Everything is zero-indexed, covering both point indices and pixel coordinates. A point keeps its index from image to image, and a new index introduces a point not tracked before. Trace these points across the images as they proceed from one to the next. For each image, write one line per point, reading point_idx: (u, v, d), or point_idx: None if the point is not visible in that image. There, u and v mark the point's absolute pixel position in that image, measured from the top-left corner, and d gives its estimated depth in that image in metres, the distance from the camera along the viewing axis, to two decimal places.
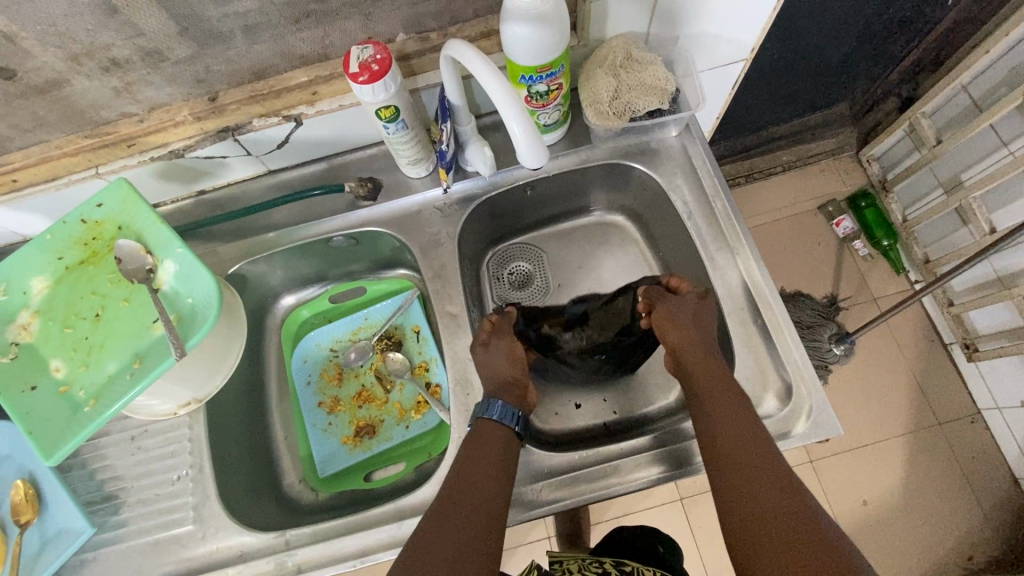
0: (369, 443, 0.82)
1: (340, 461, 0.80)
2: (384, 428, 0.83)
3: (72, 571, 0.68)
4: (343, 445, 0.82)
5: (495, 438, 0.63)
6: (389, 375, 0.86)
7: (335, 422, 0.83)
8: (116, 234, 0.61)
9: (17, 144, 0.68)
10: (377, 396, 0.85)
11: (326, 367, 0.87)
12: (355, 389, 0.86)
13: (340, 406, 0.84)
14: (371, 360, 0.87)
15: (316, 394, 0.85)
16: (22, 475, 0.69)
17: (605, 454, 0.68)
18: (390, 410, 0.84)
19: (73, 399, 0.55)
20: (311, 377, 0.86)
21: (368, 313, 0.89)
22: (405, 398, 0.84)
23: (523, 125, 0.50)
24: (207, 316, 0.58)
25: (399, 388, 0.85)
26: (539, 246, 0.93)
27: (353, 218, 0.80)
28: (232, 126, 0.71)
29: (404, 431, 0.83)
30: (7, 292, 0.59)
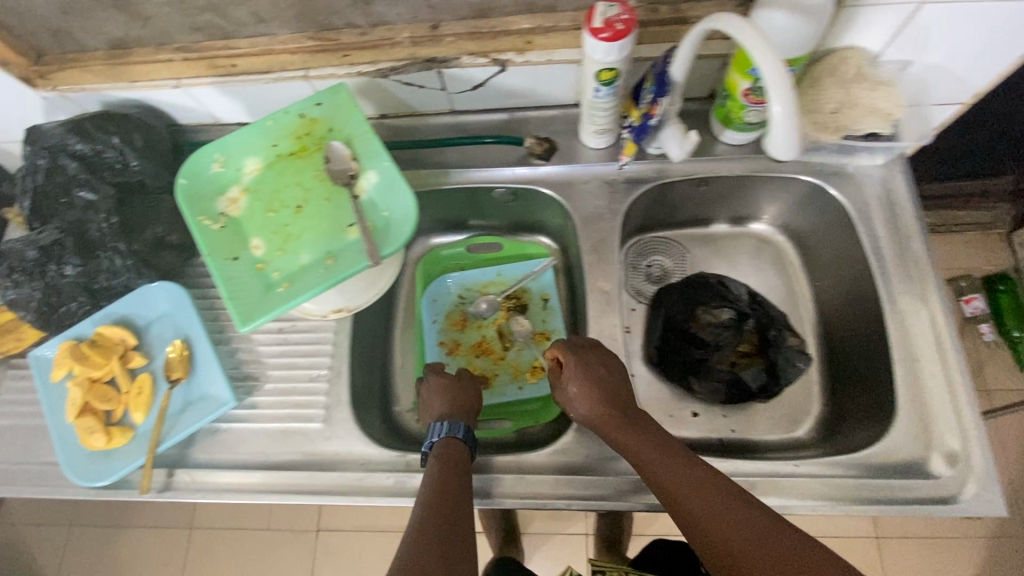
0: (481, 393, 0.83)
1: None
2: (496, 382, 0.84)
3: (204, 436, 0.72)
4: None
5: (454, 454, 0.64)
6: (510, 334, 0.86)
7: (451, 364, 0.85)
8: (328, 135, 0.64)
9: (248, 33, 0.72)
10: (495, 350, 0.86)
11: (452, 311, 0.89)
12: (476, 338, 0.87)
13: (459, 351, 0.86)
14: (496, 316, 0.88)
15: (439, 333, 0.87)
16: (179, 336, 0.74)
17: (744, 470, 0.63)
18: (505, 368, 0.85)
19: (267, 278, 0.59)
20: (436, 317, 0.88)
21: (501, 271, 0.90)
22: (522, 360, 0.85)
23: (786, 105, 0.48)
24: (402, 231, 0.60)
25: (518, 349, 0.86)
26: (683, 245, 0.90)
27: (521, 173, 0.81)
28: (440, 58, 0.71)
29: (516, 391, 0.83)
30: (225, 164, 0.62)
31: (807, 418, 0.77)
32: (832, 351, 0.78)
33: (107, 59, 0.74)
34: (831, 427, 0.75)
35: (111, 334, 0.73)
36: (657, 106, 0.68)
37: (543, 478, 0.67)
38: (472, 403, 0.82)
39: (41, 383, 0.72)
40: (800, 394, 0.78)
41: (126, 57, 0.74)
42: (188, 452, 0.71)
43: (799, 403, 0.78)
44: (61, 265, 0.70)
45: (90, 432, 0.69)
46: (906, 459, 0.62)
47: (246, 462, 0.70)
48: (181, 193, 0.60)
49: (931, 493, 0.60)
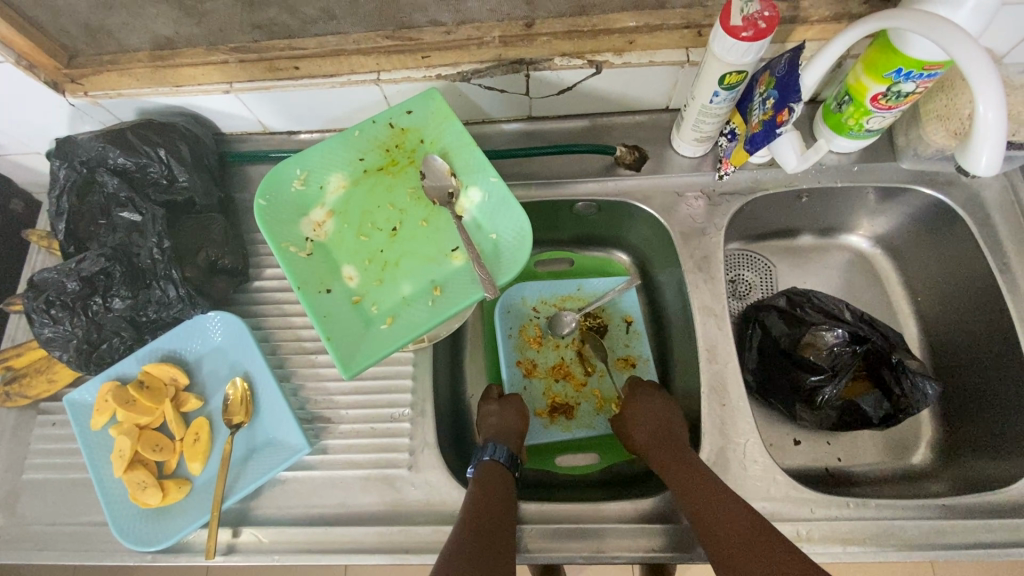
0: (565, 424, 0.76)
1: (534, 435, 0.74)
2: (581, 412, 0.77)
3: (270, 488, 0.63)
4: (536, 418, 0.76)
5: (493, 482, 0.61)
6: (592, 357, 0.79)
7: (529, 388, 0.78)
8: (421, 147, 0.56)
9: (315, 30, 0.64)
10: (576, 375, 0.79)
11: (526, 326, 0.81)
12: (554, 359, 0.79)
13: (537, 372, 0.79)
14: (575, 335, 0.81)
15: (513, 351, 0.79)
16: (238, 373, 0.66)
17: (885, 510, 0.58)
18: (588, 397, 0.77)
19: (366, 313, 0.51)
20: (511, 330, 0.80)
21: (581, 284, 0.82)
22: (605, 389, 0.78)
23: (997, 108, 0.44)
24: (516, 257, 0.52)
25: (602, 376, 0.79)
26: (768, 258, 0.84)
27: (608, 185, 0.74)
28: (529, 60, 0.64)
29: (602, 424, 0.76)
30: (308, 181, 0.54)
31: (919, 443, 0.72)
32: (942, 370, 0.74)
33: (149, 61, 0.65)
34: (948, 452, 0.70)
35: (161, 373, 0.64)
36: (787, 113, 0.59)
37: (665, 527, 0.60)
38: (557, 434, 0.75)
39: (79, 432, 0.63)
40: (909, 418, 0.73)
41: (171, 57, 0.65)
42: (252, 508, 0.62)
43: (910, 428, 0.73)
44: (108, 298, 0.62)
45: (141, 489, 0.60)
46: None
47: (322, 516, 0.62)
48: (261, 216, 0.52)
49: None
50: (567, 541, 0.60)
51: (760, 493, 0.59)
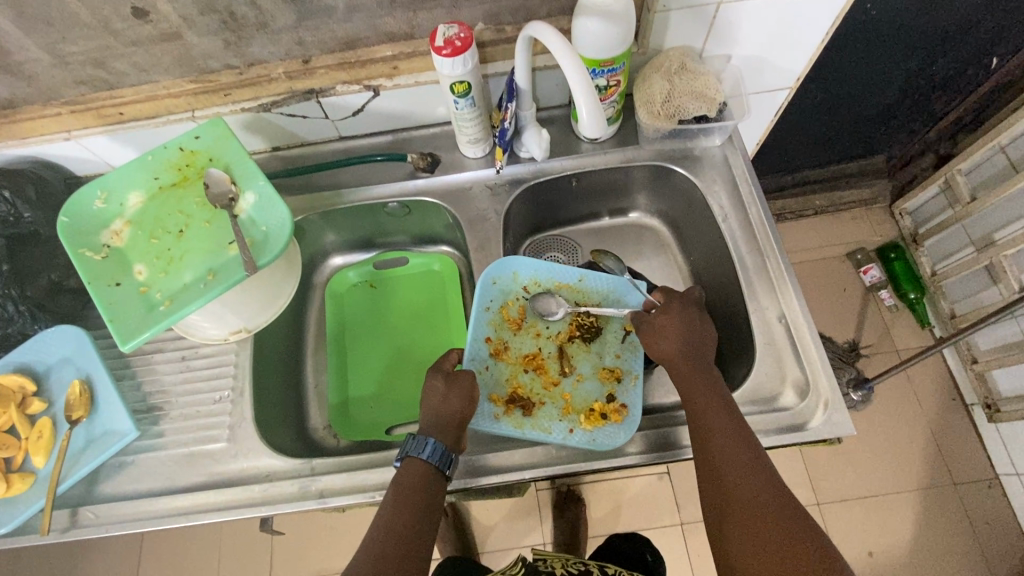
0: (521, 420, 0.72)
1: (481, 419, 0.71)
2: (541, 412, 0.73)
3: (110, 472, 0.72)
4: (490, 404, 0.73)
5: (414, 479, 0.63)
6: (571, 357, 0.78)
7: (493, 370, 0.76)
8: (207, 164, 0.69)
9: (131, 81, 0.77)
10: (549, 371, 0.77)
11: (509, 305, 0.80)
12: (530, 347, 0.78)
13: (506, 356, 0.77)
14: (559, 330, 0.80)
15: (487, 325, 0.78)
16: (80, 376, 0.75)
17: None
18: (556, 399, 0.74)
19: (150, 299, 0.62)
20: (490, 304, 0.79)
21: (584, 276, 0.83)
22: (577, 396, 0.75)
23: (588, 104, 0.60)
24: (279, 241, 0.64)
25: (576, 382, 0.76)
26: (573, 240, 0.97)
27: (410, 187, 0.87)
28: (317, 89, 0.78)
29: (563, 430, 0.72)
30: (107, 200, 0.66)
31: None
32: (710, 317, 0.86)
33: None
34: None
35: (8, 382, 0.73)
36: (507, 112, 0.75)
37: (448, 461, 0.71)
38: (509, 427, 0.71)
39: None
40: None
41: (13, 115, 0.78)
42: (92, 489, 0.71)
43: None
44: None
45: None
46: (767, 395, 0.68)
47: (153, 490, 0.71)
48: (63, 231, 0.63)
49: (787, 422, 0.66)
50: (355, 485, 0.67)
51: None
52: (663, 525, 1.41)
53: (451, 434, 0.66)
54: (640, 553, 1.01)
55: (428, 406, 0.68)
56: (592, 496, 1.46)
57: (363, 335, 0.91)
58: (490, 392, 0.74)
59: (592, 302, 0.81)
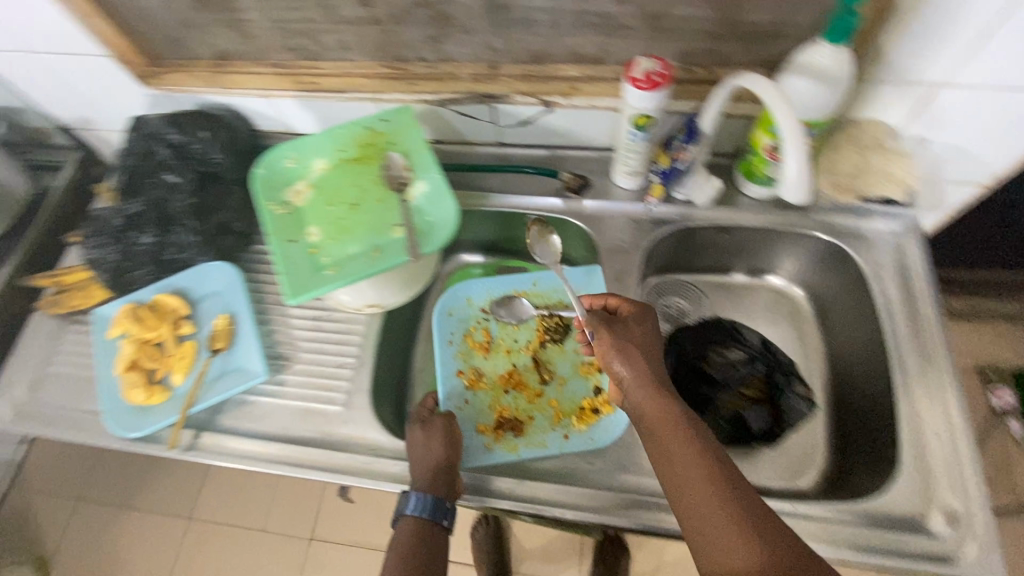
0: (513, 443, 0.78)
1: (477, 454, 0.76)
2: (532, 427, 0.80)
3: (232, 406, 0.77)
4: (481, 436, 0.78)
5: (411, 534, 0.65)
6: (546, 365, 0.86)
7: (473, 402, 0.82)
8: (388, 147, 0.73)
9: (332, 56, 0.83)
10: (528, 384, 0.84)
11: (472, 332, 0.88)
12: (503, 366, 0.85)
13: (482, 385, 0.83)
14: (528, 342, 0.88)
15: (457, 358, 0.85)
16: (227, 312, 0.81)
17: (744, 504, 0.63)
18: (544, 408, 0.82)
19: (318, 260, 0.66)
20: (453, 338, 0.87)
21: (536, 280, 0.91)
22: (563, 400, 0.82)
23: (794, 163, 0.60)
24: (442, 233, 0.67)
25: (559, 385, 0.84)
26: (701, 289, 0.94)
27: (555, 203, 0.87)
28: (492, 95, 0.81)
29: (559, 439, 0.78)
30: (297, 162, 0.72)
31: (813, 470, 0.77)
32: (842, 407, 0.80)
33: (209, 67, 0.86)
34: (836, 479, 0.75)
35: (168, 302, 0.80)
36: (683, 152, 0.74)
37: (529, 483, 0.71)
38: (503, 453, 0.77)
39: (99, 338, 0.80)
40: (807, 446, 0.78)
41: (225, 66, 0.85)
42: (215, 418, 0.76)
43: (805, 455, 0.77)
44: (139, 233, 0.80)
45: (132, 387, 0.76)
46: (907, 514, 0.62)
47: (266, 434, 0.75)
48: (257, 182, 0.69)
49: (930, 551, 0.60)
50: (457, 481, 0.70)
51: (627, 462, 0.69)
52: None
53: (442, 481, 0.67)
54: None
55: (412, 457, 0.69)
56: (637, 549, 1.40)
57: None
58: (476, 422, 0.80)
59: (551, 302, 0.90)
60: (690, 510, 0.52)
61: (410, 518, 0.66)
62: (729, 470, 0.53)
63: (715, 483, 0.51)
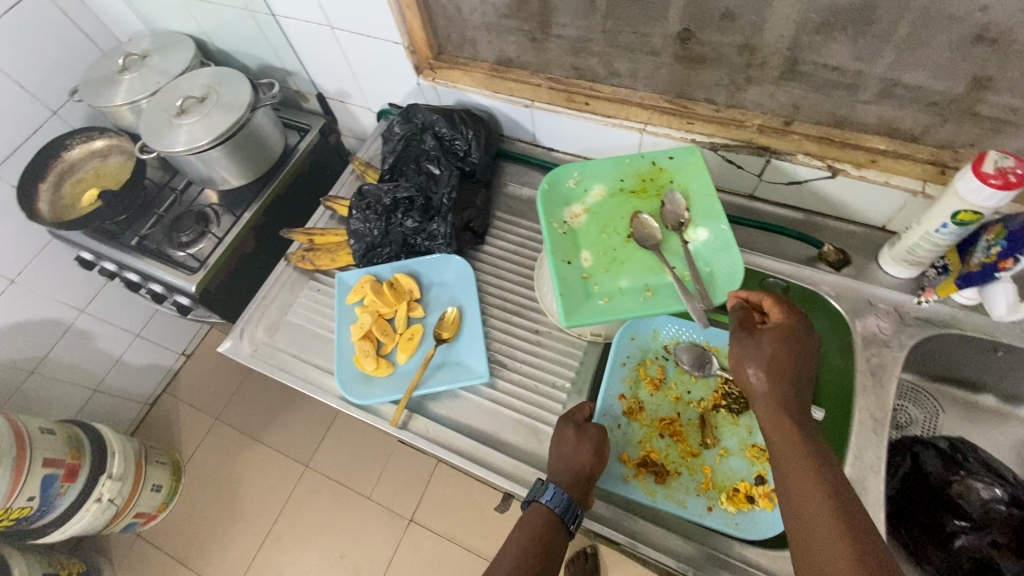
0: (653, 487, 0.71)
1: (611, 481, 0.71)
2: (676, 483, 0.71)
3: (445, 396, 0.79)
4: (621, 465, 0.72)
5: (540, 524, 0.63)
6: (715, 431, 0.74)
7: (625, 429, 0.75)
8: (668, 186, 0.71)
9: (614, 82, 0.83)
10: (688, 440, 0.74)
11: (648, 363, 0.79)
12: (667, 411, 0.76)
13: (639, 417, 0.76)
14: (703, 396, 0.77)
15: (624, 381, 0.78)
16: (455, 305, 0.84)
17: None
18: (694, 471, 0.72)
19: (590, 287, 0.66)
20: (626, 359, 0.79)
21: None
22: (719, 472, 0.71)
23: None
24: (724, 288, 0.64)
25: (719, 456, 0.72)
26: (938, 402, 0.84)
27: (804, 272, 0.81)
28: (775, 150, 0.77)
29: (701, 507, 0.69)
30: (579, 183, 0.72)
31: None
32: None
33: (488, 70, 0.90)
34: None
35: (407, 282, 0.84)
36: (1011, 262, 0.65)
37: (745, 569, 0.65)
38: (640, 493, 0.70)
39: (338, 301, 0.86)
40: None
41: (504, 72, 0.89)
42: (429, 404, 0.78)
43: None
44: (405, 217, 0.87)
45: (364, 355, 0.79)
46: None
47: (477, 435, 0.76)
48: (541, 196, 0.70)
49: None
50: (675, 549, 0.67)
51: None
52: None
53: (580, 486, 0.66)
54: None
55: (557, 451, 0.69)
56: None
57: None
58: (620, 450, 0.74)
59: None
60: (804, 531, 0.47)
61: (543, 506, 0.64)
62: (848, 499, 0.47)
63: (839, 509, 0.46)
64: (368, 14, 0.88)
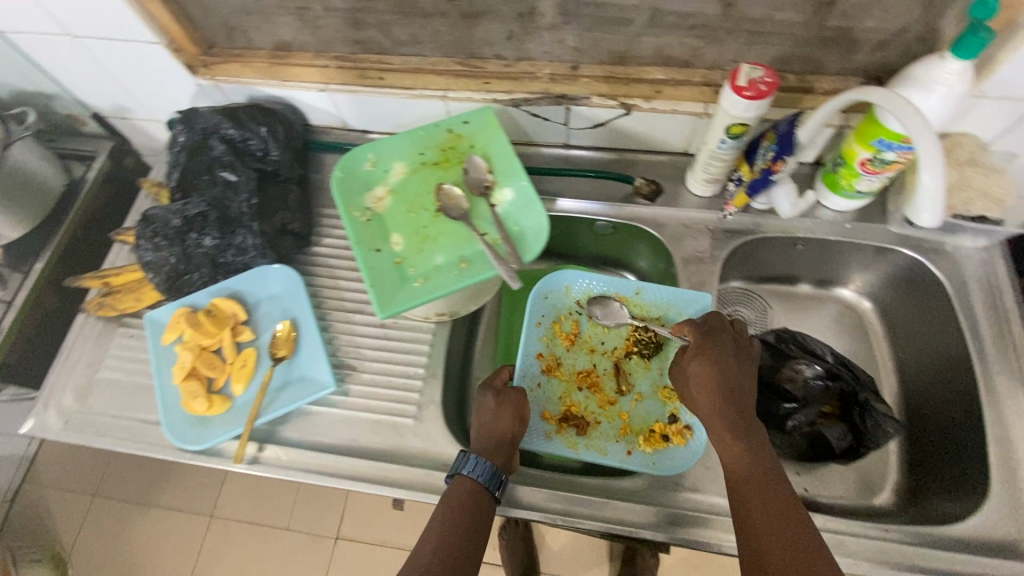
0: (574, 439, 0.73)
1: (534, 438, 0.73)
2: (597, 431, 0.74)
3: (296, 416, 0.74)
4: (543, 421, 0.75)
5: (465, 496, 0.63)
6: (629, 377, 0.78)
7: (544, 387, 0.77)
8: (469, 150, 0.69)
9: (403, 51, 0.79)
10: (604, 389, 0.77)
11: (562, 321, 0.81)
12: (583, 364, 0.79)
13: (558, 373, 0.78)
14: (615, 346, 0.80)
15: (540, 342, 0.80)
16: (287, 318, 0.78)
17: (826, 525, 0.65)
18: (613, 418, 0.75)
19: (404, 272, 0.62)
20: (542, 319, 0.81)
21: (642, 288, 0.81)
22: (636, 416, 0.75)
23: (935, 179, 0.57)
24: (535, 245, 0.63)
25: (634, 401, 0.76)
26: (765, 299, 0.92)
27: (625, 210, 0.86)
28: (571, 96, 0.77)
29: (620, 452, 0.73)
30: (377, 164, 0.68)
31: (885, 486, 0.77)
32: (914, 418, 0.80)
33: (269, 58, 0.82)
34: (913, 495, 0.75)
35: (228, 306, 0.76)
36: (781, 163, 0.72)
37: (599, 500, 0.69)
38: (562, 446, 0.72)
39: (152, 344, 0.76)
40: (876, 463, 0.79)
41: (286, 59, 0.81)
42: (280, 429, 0.73)
43: (875, 472, 0.78)
44: (201, 235, 0.78)
45: (193, 397, 0.72)
46: (1002, 538, 0.62)
47: (336, 448, 0.72)
48: (336, 184, 0.65)
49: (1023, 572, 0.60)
50: (544, 502, 0.70)
51: (715, 488, 0.70)
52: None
53: (501, 453, 0.68)
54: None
55: (478, 423, 0.70)
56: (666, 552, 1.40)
57: None
58: (542, 409, 0.76)
59: (653, 314, 0.80)
60: (749, 512, 0.55)
61: (465, 478, 0.64)
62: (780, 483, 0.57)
63: (775, 493, 0.56)
64: (102, 14, 0.75)
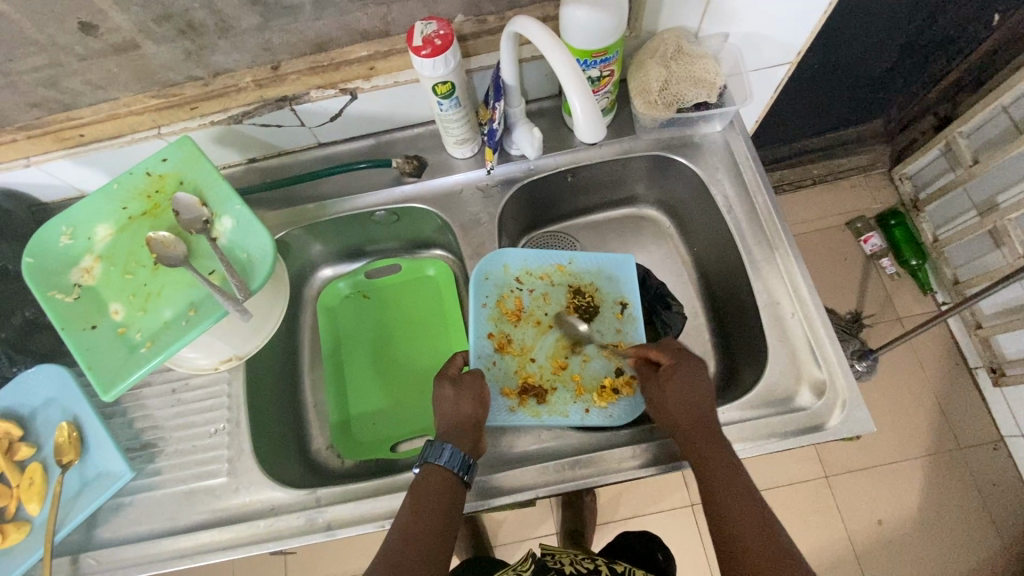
0: (537, 408, 0.71)
1: (499, 415, 0.69)
2: (556, 397, 0.72)
3: (108, 514, 0.70)
4: (504, 397, 0.70)
5: (435, 486, 0.59)
6: (575, 339, 0.76)
7: (500, 364, 0.73)
8: (177, 188, 0.64)
9: (87, 100, 0.71)
10: (556, 355, 0.75)
11: (507, 298, 0.76)
12: (532, 337, 0.75)
13: (511, 349, 0.74)
14: (557, 313, 0.77)
15: (489, 322, 0.75)
16: (67, 418, 0.71)
17: (635, 437, 0.68)
18: (567, 381, 0.73)
19: (130, 340, 0.59)
20: (486, 300, 0.76)
21: (573, 258, 0.80)
22: (586, 375, 0.74)
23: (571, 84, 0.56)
24: (263, 268, 0.60)
25: (584, 362, 0.75)
26: (571, 235, 0.93)
27: (397, 193, 0.83)
28: (290, 96, 0.73)
29: (579, 411, 0.71)
30: (73, 235, 0.63)
31: None
32: (715, 304, 0.84)
33: None
34: (727, 380, 0.79)
35: None
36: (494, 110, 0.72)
37: None
38: (528, 418, 0.69)
39: None
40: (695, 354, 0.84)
41: None
42: (92, 533, 0.69)
43: None
44: None
45: None
46: (782, 395, 0.66)
47: (155, 532, 0.68)
48: (29, 273, 0.60)
49: (804, 422, 0.64)
50: (369, 509, 0.66)
51: (535, 436, 0.70)
52: (656, 510, 1.34)
53: (468, 438, 0.63)
54: (649, 550, 0.92)
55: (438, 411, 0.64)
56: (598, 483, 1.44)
57: (358, 349, 0.87)
58: (501, 385, 0.72)
59: (586, 283, 0.79)
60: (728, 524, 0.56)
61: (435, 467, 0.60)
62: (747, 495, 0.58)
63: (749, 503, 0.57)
64: None
